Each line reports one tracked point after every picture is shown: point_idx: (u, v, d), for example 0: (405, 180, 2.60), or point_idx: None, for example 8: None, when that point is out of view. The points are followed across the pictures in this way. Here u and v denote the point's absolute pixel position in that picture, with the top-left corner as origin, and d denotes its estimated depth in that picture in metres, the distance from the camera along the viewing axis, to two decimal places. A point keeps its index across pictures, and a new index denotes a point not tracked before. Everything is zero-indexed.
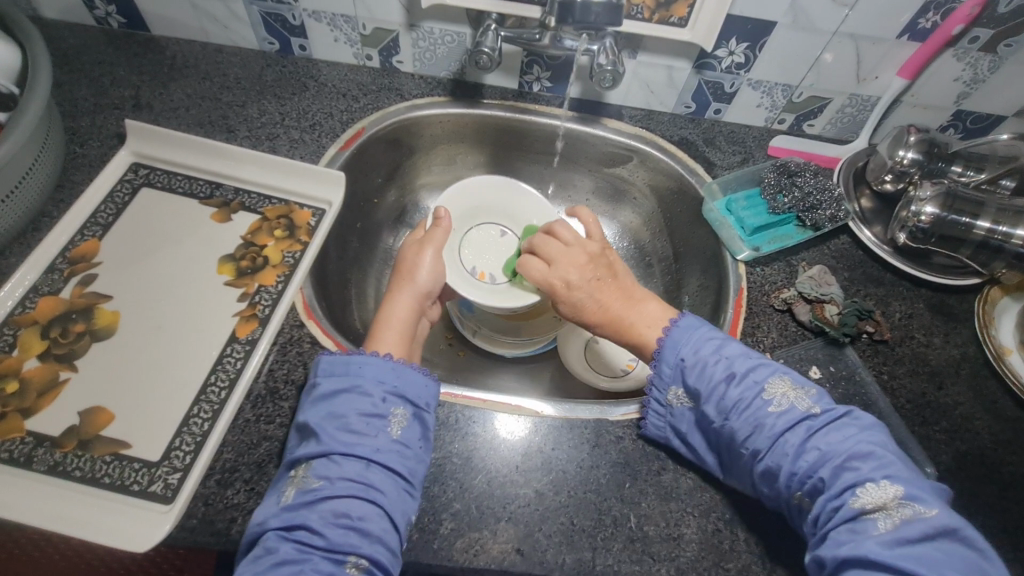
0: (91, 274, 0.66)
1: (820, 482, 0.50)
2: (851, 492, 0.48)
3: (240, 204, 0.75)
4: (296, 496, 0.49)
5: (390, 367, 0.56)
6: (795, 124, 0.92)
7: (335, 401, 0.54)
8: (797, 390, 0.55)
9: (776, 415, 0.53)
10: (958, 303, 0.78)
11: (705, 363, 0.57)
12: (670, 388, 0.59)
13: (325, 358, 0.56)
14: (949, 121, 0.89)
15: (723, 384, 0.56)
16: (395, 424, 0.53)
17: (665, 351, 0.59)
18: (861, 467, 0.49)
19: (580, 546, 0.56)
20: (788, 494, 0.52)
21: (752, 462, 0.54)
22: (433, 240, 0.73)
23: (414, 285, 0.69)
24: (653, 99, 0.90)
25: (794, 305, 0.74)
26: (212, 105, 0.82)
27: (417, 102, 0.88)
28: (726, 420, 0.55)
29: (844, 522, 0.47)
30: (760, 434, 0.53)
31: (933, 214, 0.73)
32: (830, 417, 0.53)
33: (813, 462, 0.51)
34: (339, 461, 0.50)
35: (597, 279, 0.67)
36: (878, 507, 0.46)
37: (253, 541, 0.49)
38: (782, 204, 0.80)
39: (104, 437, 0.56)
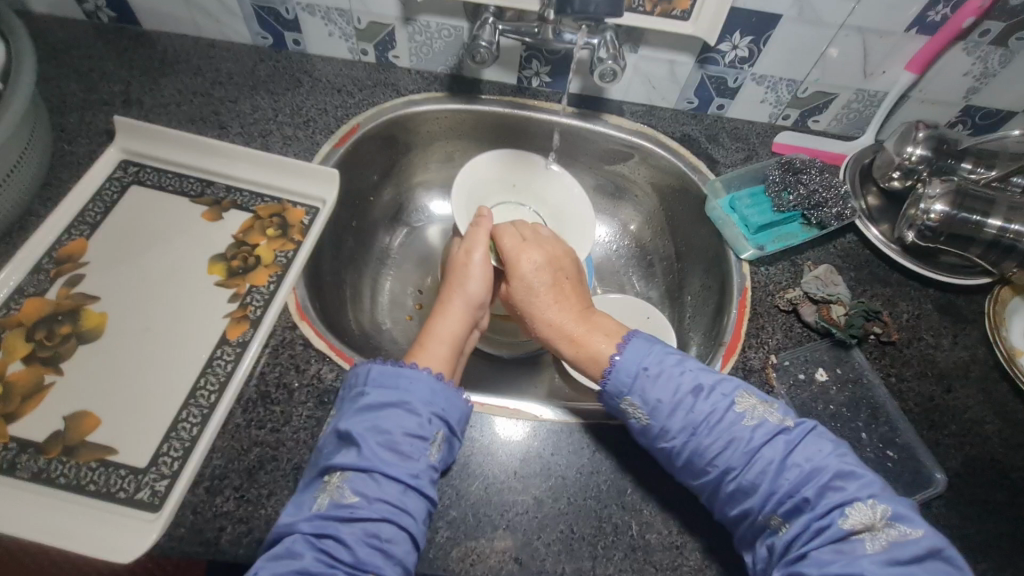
0: (78, 275, 0.65)
1: (803, 502, 0.49)
2: (840, 513, 0.48)
3: (232, 202, 0.73)
4: (330, 508, 0.48)
5: (438, 389, 0.55)
6: (800, 120, 0.90)
7: (381, 414, 0.52)
8: (764, 404, 0.55)
9: (750, 428, 0.53)
10: (968, 303, 0.76)
11: (670, 374, 0.56)
12: (627, 399, 0.57)
13: (376, 367, 0.55)
14: (958, 117, 0.88)
15: (690, 397, 0.55)
16: (434, 447, 0.53)
17: (622, 361, 0.58)
18: (849, 487, 0.49)
19: (579, 555, 0.55)
20: (761, 516, 0.51)
21: (720, 480, 0.52)
22: (479, 244, 0.71)
23: (465, 294, 0.68)
24: (655, 94, 0.88)
25: (800, 305, 0.72)
26: (204, 101, 0.80)
27: (414, 97, 0.86)
28: (692, 435, 0.53)
29: (828, 543, 0.47)
30: (735, 450, 0.52)
31: (942, 212, 0.71)
32: (801, 432, 0.53)
33: (795, 480, 0.50)
34: (379, 479, 0.50)
35: (558, 274, 0.69)
36: (866, 528, 0.47)
37: (275, 541, 0.48)
38: (787, 202, 0.79)
39: (90, 443, 0.55)
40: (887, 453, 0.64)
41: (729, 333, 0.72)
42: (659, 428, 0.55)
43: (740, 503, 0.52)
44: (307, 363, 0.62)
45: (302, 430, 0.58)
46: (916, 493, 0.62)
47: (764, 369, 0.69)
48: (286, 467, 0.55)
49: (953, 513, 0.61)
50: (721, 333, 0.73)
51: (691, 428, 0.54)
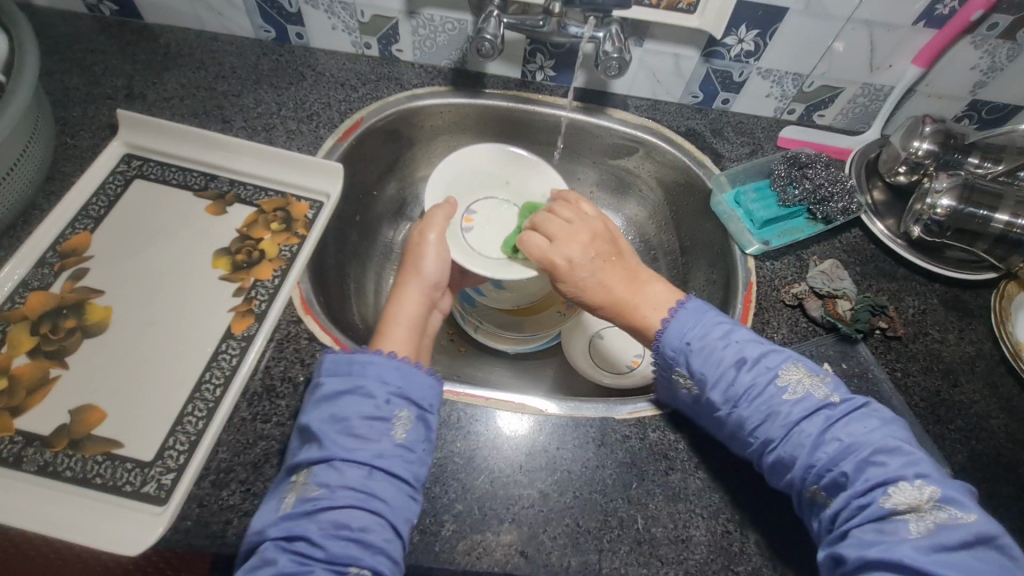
0: (82, 269, 0.65)
1: (843, 477, 0.48)
2: (883, 492, 0.46)
3: (235, 196, 0.73)
4: (297, 505, 0.48)
5: (393, 367, 0.53)
6: (805, 114, 0.89)
7: (337, 402, 0.51)
8: (811, 377, 0.53)
9: (791, 402, 0.52)
10: (973, 298, 0.76)
11: (711, 348, 0.55)
12: (675, 370, 0.57)
13: (329, 356, 0.54)
14: (964, 111, 0.87)
15: (734, 368, 0.54)
16: (400, 427, 0.51)
17: (668, 335, 0.57)
18: (890, 465, 0.47)
19: (585, 549, 0.55)
20: (805, 488, 0.51)
21: (763, 452, 0.52)
22: (434, 225, 0.70)
23: (421, 275, 0.67)
24: (659, 89, 0.87)
25: (805, 300, 0.72)
26: (207, 95, 0.80)
27: (418, 91, 0.85)
28: (736, 407, 0.53)
29: (868, 524, 0.46)
30: (775, 423, 0.52)
31: (949, 207, 0.71)
32: (849, 408, 0.51)
33: (833, 454, 0.49)
34: (340, 468, 0.48)
35: (600, 257, 0.64)
36: (910, 509, 0.45)
37: (250, 550, 0.47)
38: (792, 196, 0.78)
39: (95, 437, 0.55)
40: None
41: None
42: (706, 400, 0.55)
43: (783, 473, 0.52)
44: (312, 357, 0.62)
45: None
46: None
47: None
48: None
49: None
50: None
51: (733, 401, 0.54)
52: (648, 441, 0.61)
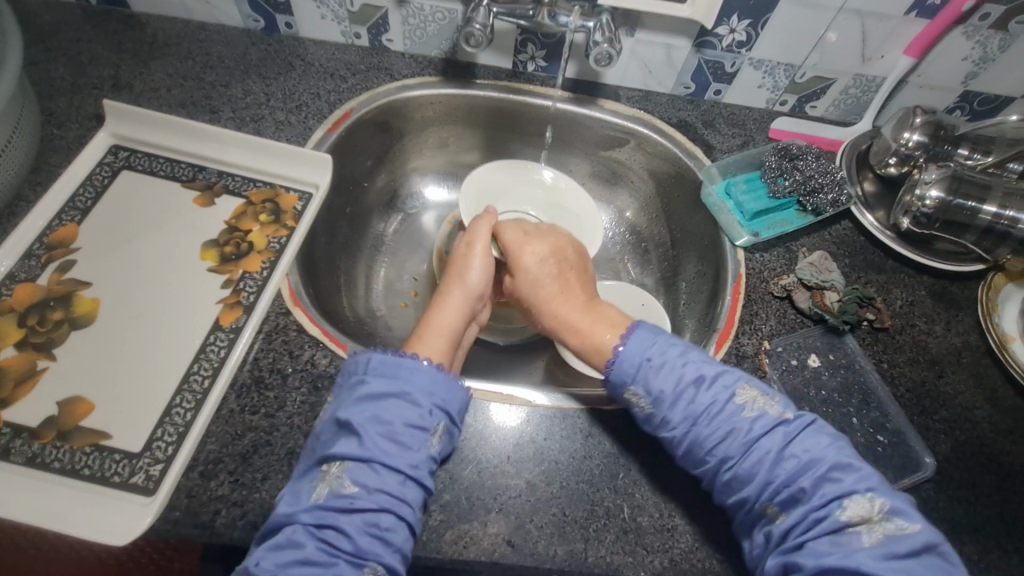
0: (70, 260, 0.64)
1: (801, 492, 0.49)
2: (839, 504, 0.48)
3: (223, 187, 0.73)
4: (329, 498, 0.48)
5: (440, 380, 0.55)
6: (797, 105, 0.89)
7: (383, 404, 0.52)
8: (764, 396, 0.54)
9: (751, 419, 0.53)
10: (961, 290, 0.77)
11: (671, 363, 0.56)
12: (630, 388, 0.56)
13: (378, 357, 0.54)
14: (956, 103, 0.87)
15: (692, 386, 0.55)
16: (435, 439, 0.53)
17: (625, 351, 0.57)
18: (846, 480, 0.49)
19: (572, 538, 0.55)
20: (758, 505, 0.51)
21: (718, 468, 0.52)
22: (480, 238, 0.71)
23: (465, 285, 0.67)
24: (651, 79, 0.87)
25: (794, 291, 0.72)
26: (195, 85, 0.79)
27: (408, 81, 0.85)
28: (694, 425, 0.54)
29: (825, 535, 0.47)
30: (735, 440, 0.52)
31: (938, 198, 0.71)
32: (801, 425, 0.53)
33: (791, 470, 0.50)
34: (378, 470, 0.49)
35: (562, 264, 0.69)
36: (862, 521, 0.47)
37: (272, 531, 0.48)
38: (782, 188, 0.78)
39: (84, 428, 0.55)
40: (877, 438, 0.64)
41: (723, 318, 0.72)
42: (661, 417, 0.55)
43: (736, 492, 0.52)
44: (301, 349, 0.62)
45: (296, 415, 0.58)
46: (907, 477, 0.62)
47: (757, 355, 0.69)
48: (280, 451, 0.56)
49: (941, 496, 0.62)
50: (715, 319, 0.73)
51: (692, 419, 0.54)
52: (635, 432, 0.62)
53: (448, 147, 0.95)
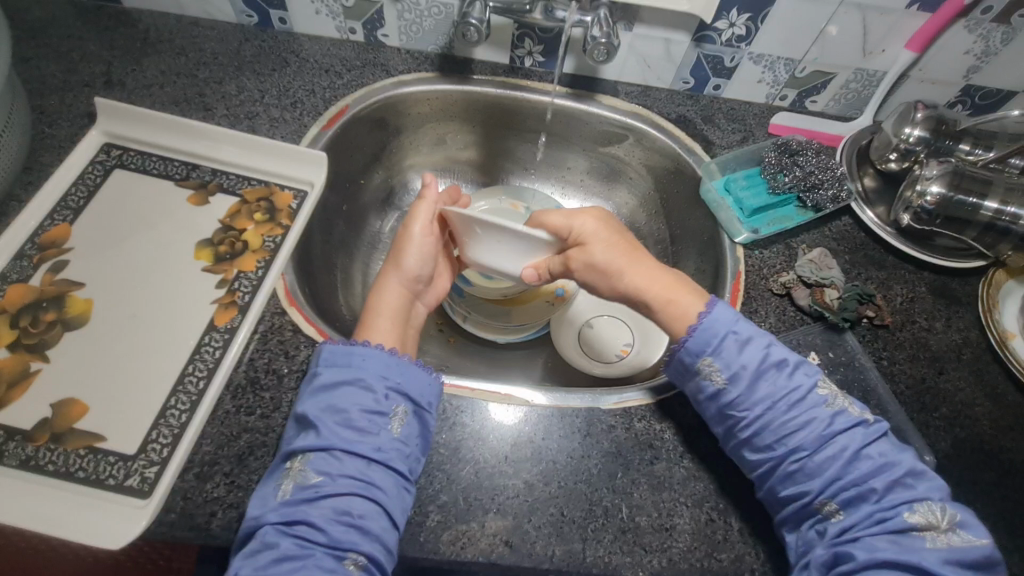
0: (62, 261, 0.64)
1: (870, 492, 0.51)
2: (907, 507, 0.50)
3: (217, 186, 0.72)
4: (295, 491, 0.49)
5: (392, 363, 0.55)
6: (797, 100, 0.88)
7: (336, 392, 0.53)
8: (843, 395, 0.56)
9: (832, 413, 0.54)
10: (962, 286, 0.76)
11: (755, 342, 0.56)
12: (713, 363, 0.56)
13: (326, 347, 0.56)
14: (957, 97, 0.86)
15: (774, 369, 0.56)
16: (398, 421, 0.53)
17: (710, 320, 0.57)
18: (918, 488, 0.52)
19: (570, 538, 0.55)
20: (820, 499, 0.52)
21: (787, 458, 0.54)
22: (421, 218, 0.67)
23: (399, 267, 0.66)
24: (650, 74, 0.86)
25: (793, 289, 0.72)
26: (188, 82, 0.78)
27: (404, 78, 0.84)
28: (775, 410, 0.54)
29: (888, 533, 0.50)
30: (813, 430, 0.54)
31: (939, 194, 0.71)
32: (878, 427, 0.55)
33: (866, 469, 0.52)
34: (340, 458, 0.51)
35: (620, 235, 0.62)
36: (927, 527, 0.50)
37: (248, 536, 0.49)
38: (782, 184, 0.78)
39: (78, 430, 0.55)
40: None
41: None
42: (736, 395, 0.55)
43: (798, 483, 0.53)
44: (296, 350, 0.61)
45: None
46: None
47: None
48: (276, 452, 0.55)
49: None
50: None
51: (766, 401, 0.55)
52: (634, 431, 0.61)
53: (445, 144, 0.94)
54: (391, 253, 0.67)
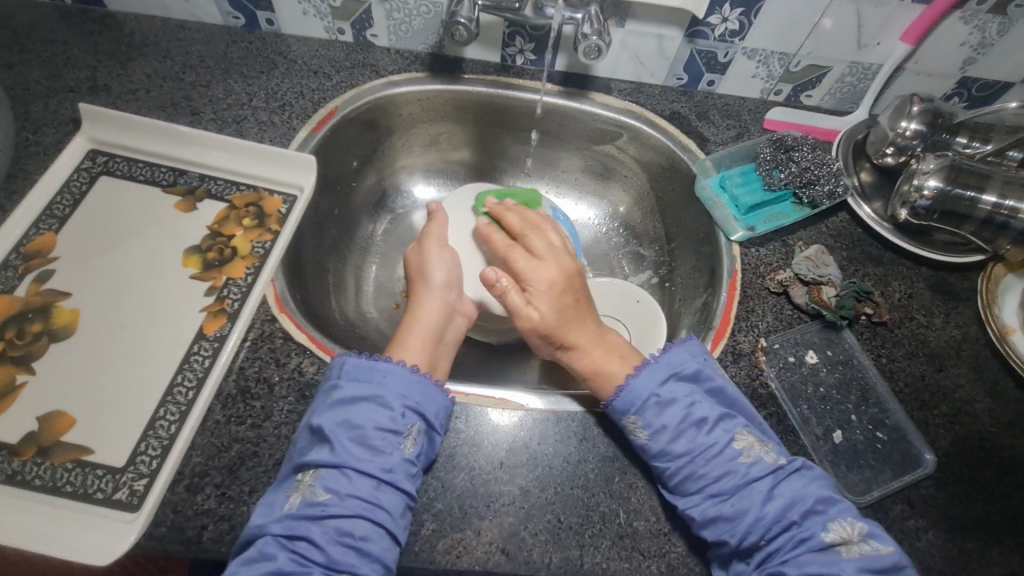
0: (47, 270, 0.63)
1: (790, 524, 0.52)
2: (823, 526, 0.52)
3: (205, 191, 0.71)
4: (302, 506, 0.49)
5: (414, 382, 0.56)
6: (792, 95, 0.87)
7: (355, 409, 0.53)
8: (759, 442, 0.56)
9: (747, 462, 0.55)
10: (960, 281, 0.75)
11: (678, 401, 0.57)
12: (634, 422, 0.57)
13: (351, 361, 0.56)
14: (954, 89, 0.85)
15: (694, 428, 0.56)
16: (411, 440, 0.54)
17: (632, 386, 0.58)
18: (829, 510, 0.53)
19: (567, 544, 0.54)
20: (745, 541, 0.52)
21: (709, 507, 0.53)
22: (434, 235, 0.75)
23: (430, 282, 0.70)
24: (643, 71, 0.85)
25: (790, 287, 0.71)
26: (175, 86, 0.77)
27: (394, 78, 0.83)
28: (692, 463, 0.55)
29: (809, 552, 0.51)
30: (730, 479, 0.54)
31: (936, 188, 0.70)
32: (793, 467, 0.55)
33: (781, 506, 0.53)
34: (350, 477, 0.51)
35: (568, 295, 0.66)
36: (843, 542, 0.51)
37: (245, 544, 0.48)
38: (778, 180, 0.77)
39: (65, 443, 0.54)
40: (876, 435, 0.64)
41: (718, 316, 0.71)
42: (658, 451, 0.56)
43: (723, 529, 0.53)
44: (287, 357, 0.60)
45: (283, 425, 0.56)
46: (905, 474, 0.61)
47: (754, 353, 0.67)
48: (267, 463, 0.54)
49: (941, 493, 0.61)
50: (711, 316, 0.72)
51: (687, 455, 0.55)
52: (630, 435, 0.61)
53: (438, 145, 0.93)
54: (414, 275, 0.72)
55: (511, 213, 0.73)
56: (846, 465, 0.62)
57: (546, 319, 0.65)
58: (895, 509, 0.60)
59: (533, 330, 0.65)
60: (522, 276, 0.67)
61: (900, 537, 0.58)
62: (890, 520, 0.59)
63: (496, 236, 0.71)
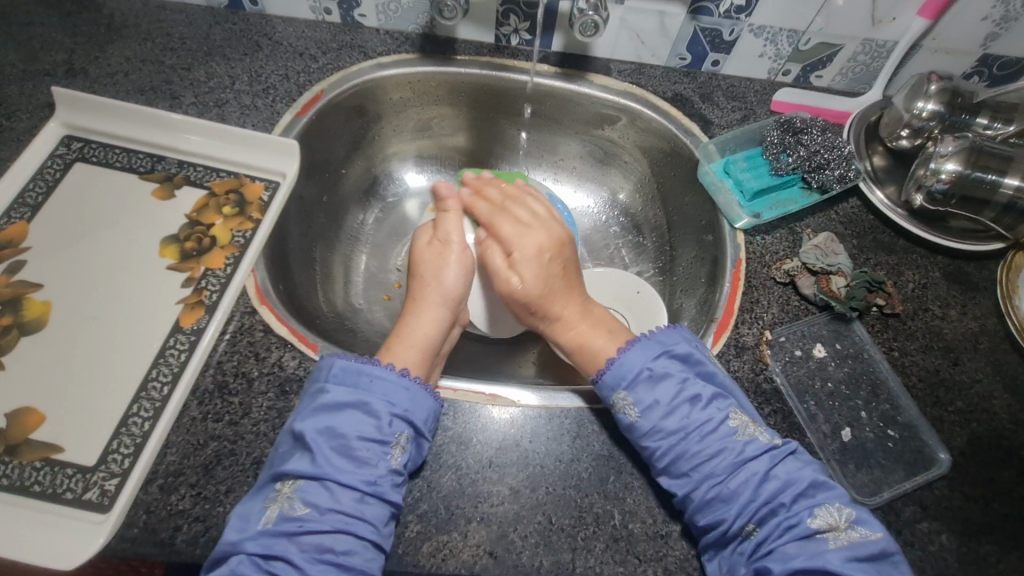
0: (19, 261, 0.61)
1: (780, 508, 0.50)
2: (810, 512, 0.50)
3: (184, 178, 0.68)
4: (278, 522, 0.47)
5: (403, 389, 0.54)
6: (801, 75, 0.82)
7: (339, 415, 0.51)
8: (754, 423, 0.55)
9: (741, 442, 0.53)
10: (978, 270, 0.71)
11: (672, 376, 0.55)
12: (625, 397, 0.55)
13: (337, 363, 0.54)
14: (974, 67, 0.80)
15: (687, 404, 0.54)
16: (398, 450, 0.51)
17: (624, 360, 0.57)
18: (818, 495, 0.51)
19: (558, 548, 0.52)
20: (737, 524, 0.50)
21: (702, 488, 0.51)
22: (451, 234, 0.71)
23: (442, 289, 0.67)
24: (644, 51, 0.81)
25: (797, 277, 0.67)
26: (154, 69, 0.74)
27: (382, 60, 0.79)
28: (687, 439, 0.53)
29: (795, 541, 0.49)
30: (724, 459, 0.52)
31: (954, 172, 0.67)
32: (786, 450, 0.53)
33: (774, 490, 0.51)
34: (331, 491, 0.49)
35: (551, 261, 0.67)
36: (829, 528, 0.49)
37: (219, 559, 0.46)
38: (785, 164, 0.73)
39: (34, 441, 0.51)
40: (887, 433, 0.60)
41: (721, 308, 0.68)
42: (649, 427, 0.54)
43: (717, 511, 0.50)
44: (267, 351, 0.57)
45: (262, 422, 0.54)
46: (918, 474, 0.58)
47: (758, 346, 0.64)
48: (244, 462, 0.52)
49: (955, 494, 0.57)
50: (713, 307, 0.68)
51: (680, 432, 0.53)
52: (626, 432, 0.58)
53: (430, 130, 0.89)
54: (423, 275, 0.68)
55: (490, 186, 0.76)
56: (855, 464, 0.59)
57: (524, 294, 0.65)
58: (907, 512, 0.56)
59: (515, 297, 0.66)
60: (506, 240, 0.69)
61: (912, 541, 0.55)
62: (900, 523, 0.56)
63: (479, 209, 0.73)
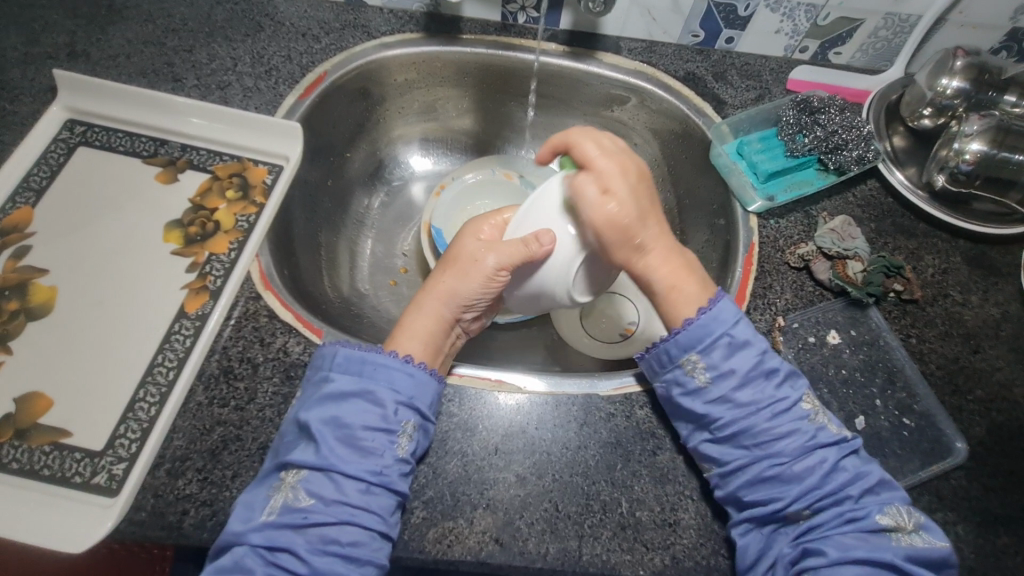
0: (25, 247, 0.61)
1: (845, 498, 0.49)
2: (880, 508, 0.49)
3: (187, 162, 0.68)
4: (282, 512, 0.47)
5: (407, 374, 0.52)
6: (819, 52, 0.79)
7: (345, 405, 0.50)
8: (823, 410, 0.54)
9: (814, 427, 0.52)
10: (1001, 255, 0.69)
11: (751, 347, 0.53)
12: (698, 364, 0.53)
13: (342, 351, 0.53)
14: (1001, 42, 0.76)
15: (765, 376, 0.52)
16: (405, 439, 0.50)
17: (709, 318, 0.53)
18: (884, 493, 0.50)
19: (565, 535, 0.51)
20: (792, 506, 0.49)
21: (765, 462, 0.50)
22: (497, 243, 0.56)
23: (454, 290, 0.58)
24: (656, 28, 0.78)
25: (812, 261, 0.66)
26: (156, 51, 0.73)
27: (387, 40, 0.77)
28: (762, 412, 0.51)
29: (852, 531, 0.48)
30: (794, 441, 0.50)
31: (979, 152, 0.66)
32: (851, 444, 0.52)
33: (843, 481, 0.50)
34: (338, 483, 0.48)
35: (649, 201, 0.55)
36: (896, 527, 0.49)
37: (224, 548, 0.47)
38: (801, 146, 0.71)
39: (42, 425, 0.52)
40: (903, 421, 0.59)
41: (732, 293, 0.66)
42: (720, 395, 0.52)
43: (773, 489, 0.50)
44: (273, 337, 0.57)
45: (268, 407, 0.54)
46: (934, 464, 0.57)
47: (770, 333, 0.63)
48: (251, 446, 0.52)
49: (972, 484, 0.56)
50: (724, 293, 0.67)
51: (751, 406, 0.52)
52: (635, 419, 0.57)
53: (436, 112, 0.88)
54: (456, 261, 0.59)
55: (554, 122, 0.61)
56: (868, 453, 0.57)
57: (614, 232, 0.52)
58: (920, 501, 0.55)
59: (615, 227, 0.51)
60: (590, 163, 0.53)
61: None
62: None
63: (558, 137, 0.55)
